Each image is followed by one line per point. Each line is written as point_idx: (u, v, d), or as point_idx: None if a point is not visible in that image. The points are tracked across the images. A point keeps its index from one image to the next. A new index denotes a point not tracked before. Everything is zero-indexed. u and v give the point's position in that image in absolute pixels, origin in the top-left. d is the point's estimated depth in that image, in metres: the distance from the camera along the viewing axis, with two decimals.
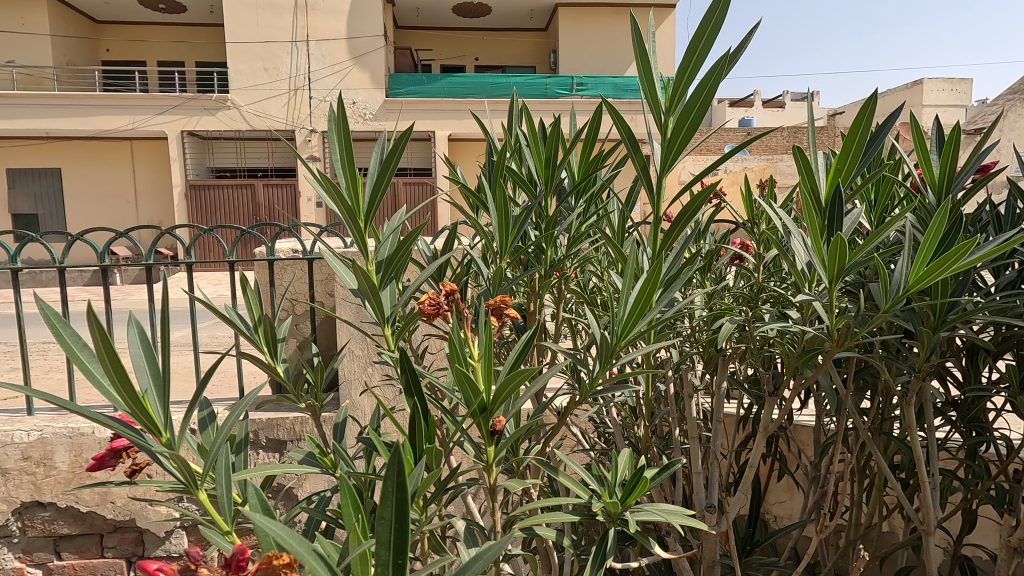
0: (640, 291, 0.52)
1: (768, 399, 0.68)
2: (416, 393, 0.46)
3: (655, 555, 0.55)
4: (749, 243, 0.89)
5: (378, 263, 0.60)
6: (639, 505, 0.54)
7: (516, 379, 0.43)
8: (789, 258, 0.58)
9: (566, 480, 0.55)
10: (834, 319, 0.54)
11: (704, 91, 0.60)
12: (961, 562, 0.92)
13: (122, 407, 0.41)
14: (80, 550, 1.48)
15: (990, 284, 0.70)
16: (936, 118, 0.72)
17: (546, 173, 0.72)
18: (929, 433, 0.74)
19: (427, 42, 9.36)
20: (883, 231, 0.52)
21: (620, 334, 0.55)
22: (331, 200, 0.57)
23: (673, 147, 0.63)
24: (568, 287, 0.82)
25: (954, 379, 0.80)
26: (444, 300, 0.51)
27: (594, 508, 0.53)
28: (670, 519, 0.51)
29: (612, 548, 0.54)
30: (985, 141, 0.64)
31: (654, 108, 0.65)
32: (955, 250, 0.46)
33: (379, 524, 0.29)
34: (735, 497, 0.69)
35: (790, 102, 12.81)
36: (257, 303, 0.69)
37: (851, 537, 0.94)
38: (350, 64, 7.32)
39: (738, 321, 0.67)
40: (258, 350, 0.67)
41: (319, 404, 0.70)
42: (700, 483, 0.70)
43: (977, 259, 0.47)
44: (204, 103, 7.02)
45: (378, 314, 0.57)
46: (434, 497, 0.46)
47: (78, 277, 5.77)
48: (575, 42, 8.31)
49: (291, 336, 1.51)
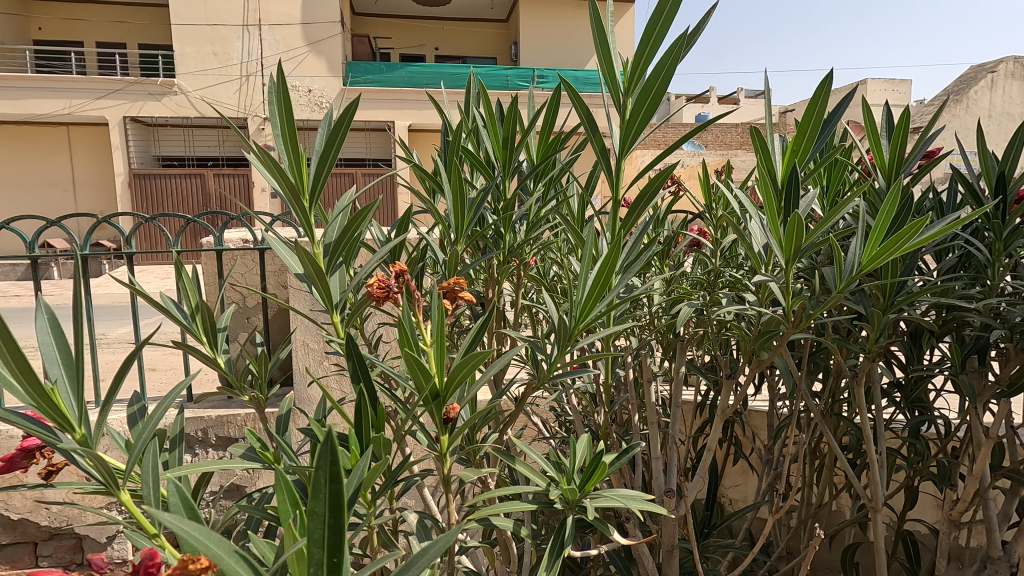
0: (600, 271, 0.51)
1: (726, 384, 0.68)
2: (363, 379, 0.43)
3: (614, 542, 0.54)
4: (706, 229, 0.89)
5: (326, 246, 0.56)
6: (597, 491, 0.53)
7: (471, 362, 0.41)
8: (746, 239, 0.58)
9: (523, 469, 0.53)
10: (789, 301, 0.54)
11: (664, 69, 0.59)
12: (906, 538, 0.95)
13: (29, 404, 0.36)
14: (12, 560, 1.38)
15: (932, 268, 0.72)
16: (884, 104, 0.74)
17: (505, 154, 0.70)
18: (878, 413, 0.75)
19: (384, 30, 9.13)
20: (834, 212, 0.53)
21: (579, 317, 0.54)
22: (271, 178, 0.53)
23: (632, 129, 0.62)
24: (527, 274, 0.81)
25: (898, 360, 0.82)
26: (395, 281, 0.48)
27: (551, 496, 0.51)
28: (628, 504, 0.51)
29: (570, 536, 0.52)
30: (931, 127, 0.66)
31: (614, 89, 0.63)
32: (905, 230, 0.46)
33: (311, 517, 0.26)
34: (693, 480, 0.68)
35: (743, 98, 13.17)
36: (197, 291, 0.64)
37: (802, 516, 0.96)
38: (306, 50, 7.07)
39: (696, 305, 0.68)
40: (198, 342, 0.62)
41: (264, 397, 0.67)
42: (659, 468, 0.69)
43: (932, 238, 0.48)
44: (148, 87, 6.64)
45: (327, 300, 0.54)
46: (383, 489, 0.43)
47: (9, 272, 5.39)
48: (536, 34, 8.28)
49: (241, 329, 1.45)
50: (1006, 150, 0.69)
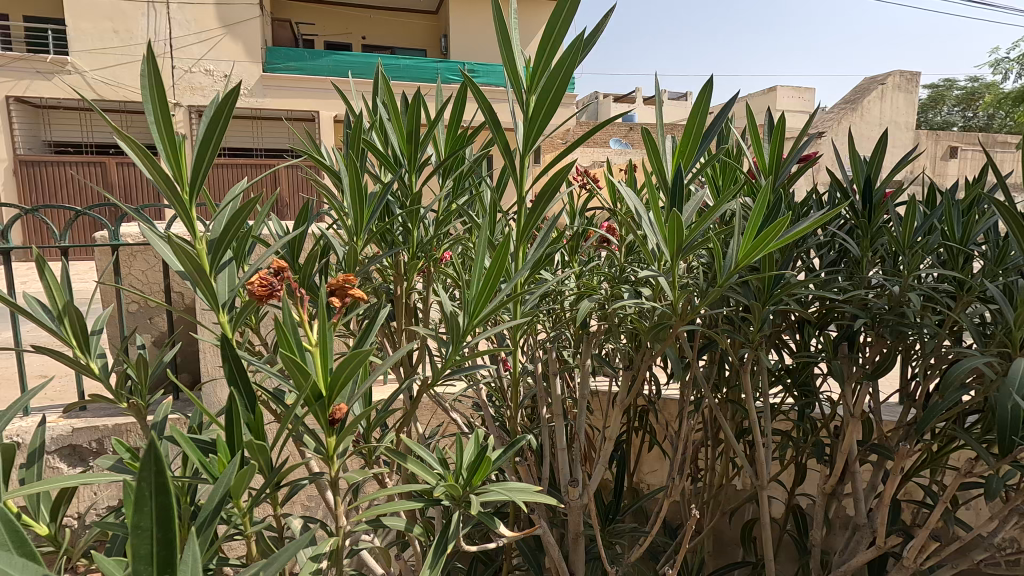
0: (493, 268, 0.51)
1: (627, 375, 0.70)
2: (240, 381, 0.42)
3: (502, 535, 0.55)
4: (614, 225, 0.92)
5: (211, 240, 0.53)
6: (488, 485, 0.54)
7: (358, 358, 0.39)
8: (638, 236, 0.60)
9: (413, 466, 0.53)
10: (676, 293, 0.57)
11: (564, 66, 0.60)
12: (796, 512, 1.03)
13: None
14: None
15: (814, 262, 0.79)
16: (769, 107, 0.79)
17: (410, 149, 0.69)
18: (765, 398, 0.81)
19: (307, 16, 8.74)
20: (714, 210, 0.56)
21: (473, 313, 0.54)
22: (143, 169, 0.49)
23: (535, 124, 0.63)
24: (439, 269, 0.80)
25: (787, 347, 0.89)
26: (275, 279, 0.46)
27: (436, 492, 0.52)
28: (513, 496, 0.52)
29: (455, 532, 0.53)
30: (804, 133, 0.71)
31: (517, 86, 0.64)
32: (772, 227, 0.50)
33: (133, 530, 0.30)
34: (598, 468, 0.70)
35: (667, 99, 13.74)
36: (65, 289, 0.58)
37: (704, 497, 1.02)
38: (221, 32, 6.65)
39: (597, 299, 0.70)
40: (67, 345, 0.57)
41: (144, 403, 0.62)
42: (564, 458, 0.71)
43: (796, 237, 0.52)
44: (36, 65, 6.01)
45: (212, 300, 0.51)
46: (258, 495, 0.42)
47: None
48: (466, 28, 8.22)
49: (143, 331, 1.36)
50: (873, 153, 0.76)
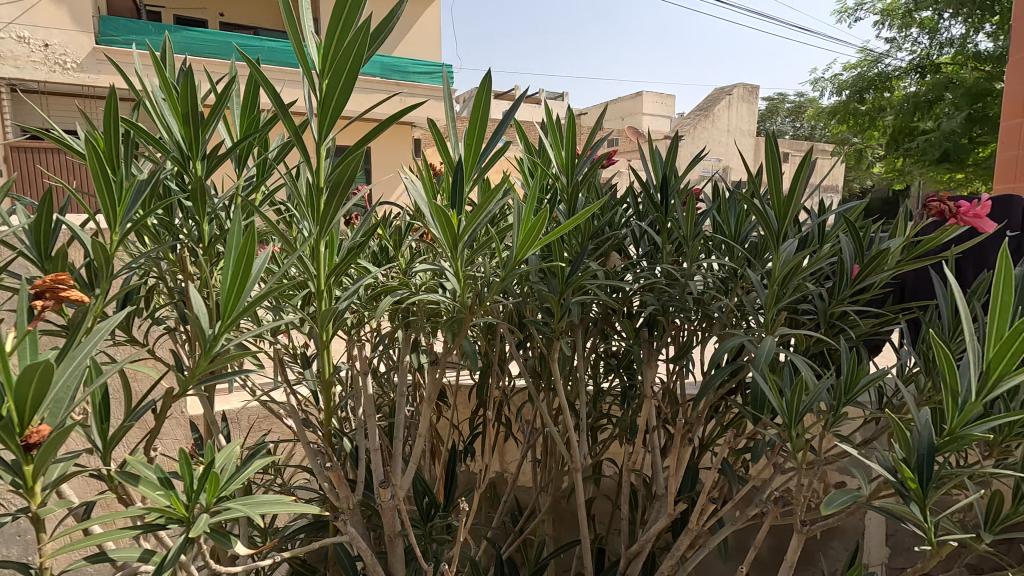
0: (231, 267, 0.52)
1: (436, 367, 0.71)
2: None
3: (234, 552, 0.58)
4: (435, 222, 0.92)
5: None
6: (227, 504, 0.55)
7: (34, 372, 0.42)
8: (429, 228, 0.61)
9: (144, 487, 0.52)
10: (461, 282, 0.62)
11: (355, 41, 0.56)
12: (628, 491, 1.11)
13: None
14: None
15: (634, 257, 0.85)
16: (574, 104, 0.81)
17: (191, 132, 0.63)
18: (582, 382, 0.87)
19: None
20: (490, 204, 0.60)
21: (221, 321, 0.55)
22: None
23: (327, 114, 0.60)
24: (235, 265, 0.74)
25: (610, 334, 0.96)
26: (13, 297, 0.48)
27: (158, 514, 0.51)
28: (248, 512, 0.54)
29: (176, 556, 0.54)
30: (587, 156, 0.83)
31: (310, 69, 0.60)
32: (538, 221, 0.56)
33: None
34: (410, 465, 0.69)
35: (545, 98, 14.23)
36: None
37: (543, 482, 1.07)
38: None
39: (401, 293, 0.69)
40: None
41: None
42: (379, 461, 0.69)
43: (564, 230, 0.58)
44: None
45: None
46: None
47: None
48: None
49: None
50: (667, 154, 0.83)
